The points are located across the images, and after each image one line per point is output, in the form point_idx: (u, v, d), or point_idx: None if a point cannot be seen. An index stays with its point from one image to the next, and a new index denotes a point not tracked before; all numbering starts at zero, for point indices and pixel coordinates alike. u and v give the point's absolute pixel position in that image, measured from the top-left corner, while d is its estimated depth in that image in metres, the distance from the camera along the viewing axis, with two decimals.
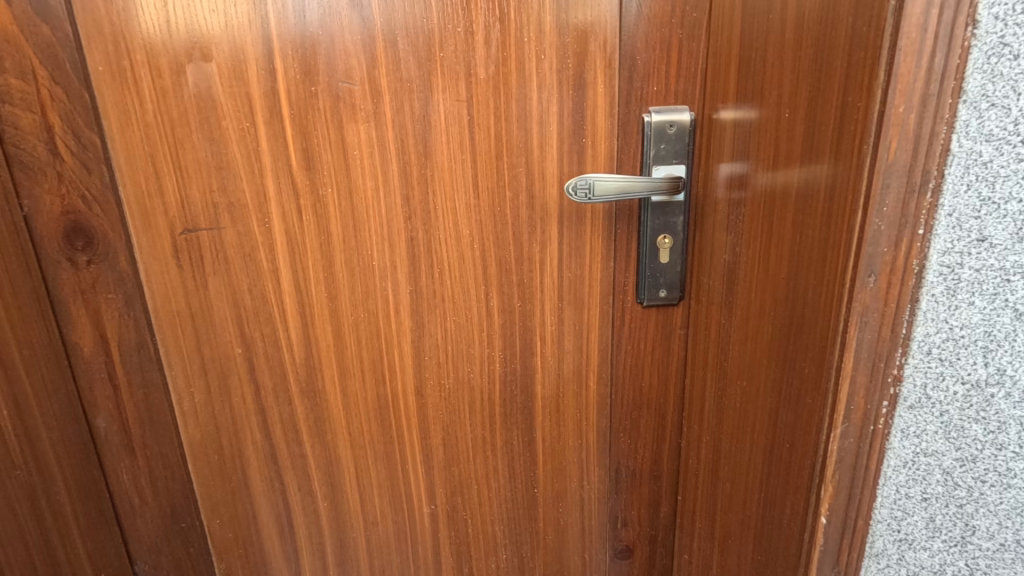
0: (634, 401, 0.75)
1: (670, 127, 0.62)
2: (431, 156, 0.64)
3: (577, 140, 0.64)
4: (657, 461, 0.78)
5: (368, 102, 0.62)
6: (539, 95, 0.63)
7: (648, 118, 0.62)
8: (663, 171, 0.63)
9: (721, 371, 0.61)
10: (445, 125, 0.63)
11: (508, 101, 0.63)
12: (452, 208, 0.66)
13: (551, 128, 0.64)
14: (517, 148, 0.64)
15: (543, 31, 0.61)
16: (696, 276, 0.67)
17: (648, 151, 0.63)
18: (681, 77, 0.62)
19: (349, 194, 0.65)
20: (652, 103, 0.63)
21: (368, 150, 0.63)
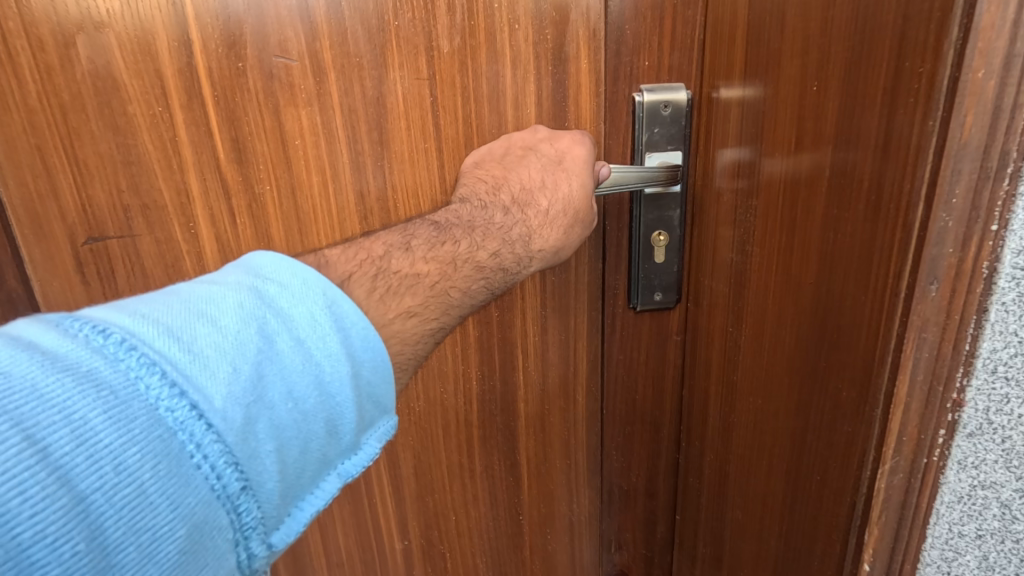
0: (628, 416, 0.67)
1: (665, 107, 0.54)
2: (387, 145, 0.54)
3: (558, 124, 0.56)
4: (653, 480, 0.70)
5: (309, 81, 0.51)
6: (513, 72, 0.54)
7: (640, 98, 0.54)
8: (657, 160, 0.56)
9: (729, 385, 0.54)
10: (403, 109, 0.53)
11: (477, 80, 0.53)
12: (415, 206, 0.56)
13: (528, 110, 0.55)
14: (489, 134, 0.55)
15: None
16: (693, 277, 0.59)
17: (639, 136, 0.55)
18: (677, 49, 0.54)
19: (292, 191, 0.54)
20: (643, 79, 0.54)
21: (312, 139, 0.53)
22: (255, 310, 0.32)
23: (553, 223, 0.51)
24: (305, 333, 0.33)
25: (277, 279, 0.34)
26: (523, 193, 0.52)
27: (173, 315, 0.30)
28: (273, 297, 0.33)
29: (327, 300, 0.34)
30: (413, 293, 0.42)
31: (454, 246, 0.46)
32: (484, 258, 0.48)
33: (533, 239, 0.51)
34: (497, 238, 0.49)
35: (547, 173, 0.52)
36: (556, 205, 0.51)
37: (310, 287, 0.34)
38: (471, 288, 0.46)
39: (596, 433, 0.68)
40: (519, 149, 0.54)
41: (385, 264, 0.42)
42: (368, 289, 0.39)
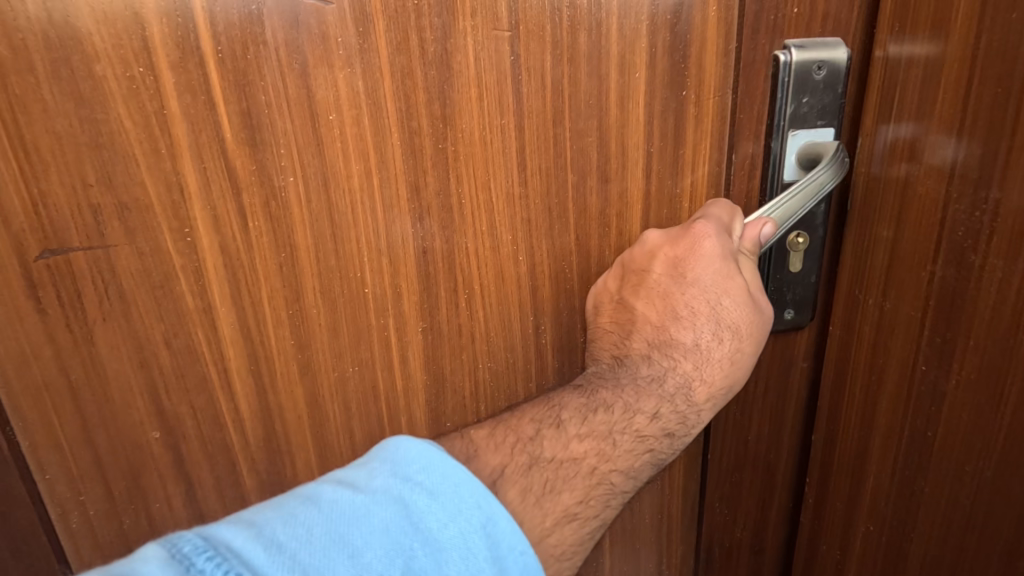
0: (737, 461, 0.54)
1: (819, 69, 0.41)
2: (453, 121, 0.41)
3: (674, 94, 0.43)
4: (760, 534, 0.57)
5: (350, 31, 0.38)
6: (621, 22, 0.40)
7: (787, 57, 0.41)
8: (802, 140, 0.43)
9: (917, 441, 0.41)
10: (475, 71, 0.40)
11: (573, 33, 0.40)
12: (485, 203, 0.43)
13: (636, 75, 0.42)
14: (585, 106, 0.42)
15: None
16: (849, 285, 0.45)
17: (782, 109, 0.42)
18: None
19: (323, 184, 0.41)
20: (788, 33, 0.41)
21: (353, 112, 0.39)
22: (403, 541, 0.31)
23: (710, 360, 0.42)
24: (454, 569, 0.31)
25: (424, 488, 0.34)
26: (658, 333, 0.44)
27: (313, 555, 0.30)
28: (421, 516, 0.33)
29: (482, 517, 0.33)
30: (570, 488, 0.39)
31: (608, 414, 0.41)
32: (644, 425, 0.42)
33: (694, 387, 0.42)
34: (653, 395, 0.42)
35: (678, 298, 0.43)
36: (703, 335, 0.42)
37: (462, 495, 0.34)
38: (634, 467, 0.41)
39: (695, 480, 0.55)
40: (635, 273, 0.45)
41: (537, 450, 0.40)
42: (522, 487, 0.38)
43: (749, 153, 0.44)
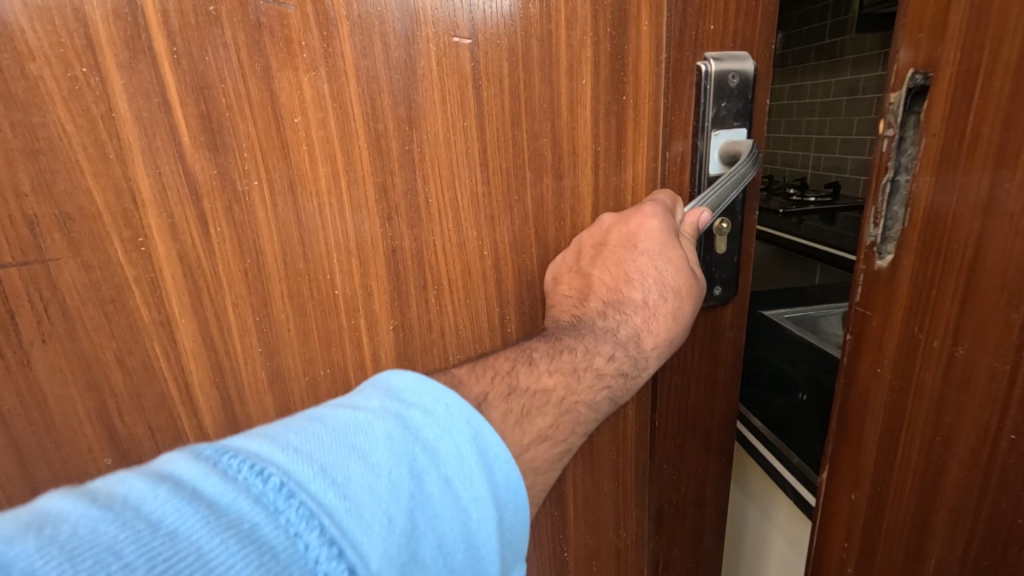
0: (680, 425, 0.61)
1: (733, 77, 0.48)
2: (418, 123, 0.42)
3: (615, 99, 0.48)
4: (701, 488, 0.65)
5: (314, 36, 0.38)
6: (568, 34, 0.45)
7: (707, 67, 0.48)
8: (723, 138, 0.50)
9: (1003, 504, 0.35)
10: (437, 76, 0.42)
11: (526, 42, 0.44)
12: (451, 201, 0.45)
13: (582, 82, 0.46)
14: (539, 110, 0.46)
15: None
16: (907, 321, 0.38)
17: (705, 112, 0.49)
18: (742, 14, 0.48)
19: (290, 188, 0.40)
20: (707, 47, 0.48)
21: (319, 116, 0.40)
22: (405, 446, 0.33)
23: (657, 314, 0.48)
24: (452, 471, 0.34)
25: (419, 406, 0.35)
26: (612, 292, 0.49)
27: (326, 452, 0.31)
28: (420, 428, 0.35)
29: (472, 430, 0.36)
30: (543, 415, 0.43)
31: (572, 355, 0.46)
32: (602, 365, 0.47)
33: (642, 336, 0.48)
34: (609, 342, 0.48)
35: (630, 266, 0.48)
36: (652, 293, 0.48)
37: (453, 411, 0.36)
38: (596, 400, 0.47)
39: (646, 448, 0.61)
40: (591, 246, 0.50)
41: (514, 381, 0.44)
42: (504, 411, 0.41)
43: (680, 152, 0.50)
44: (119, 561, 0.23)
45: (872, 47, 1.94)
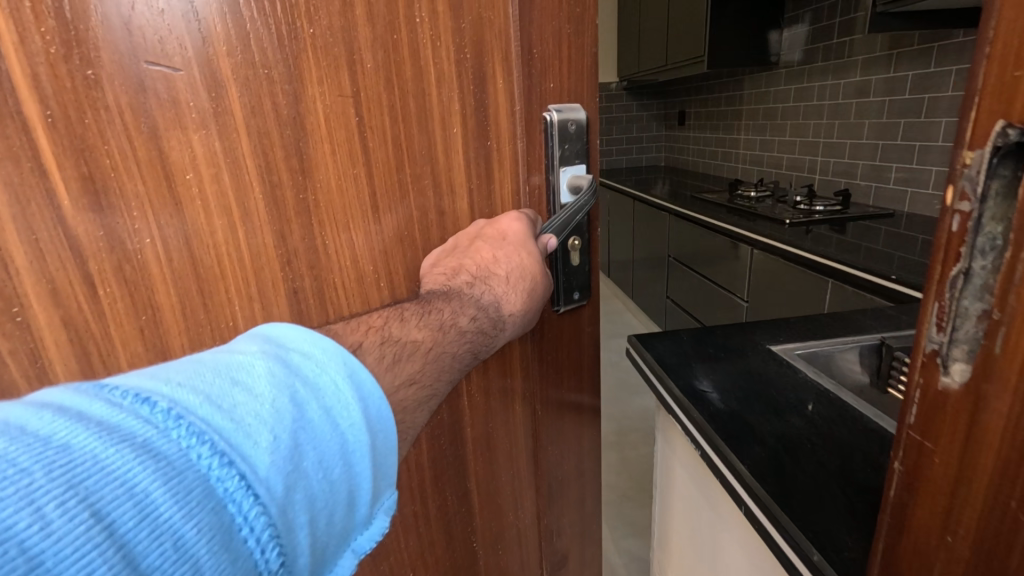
0: (557, 408, 0.72)
1: (571, 125, 0.61)
2: (310, 174, 0.46)
3: (482, 143, 0.56)
4: (576, 457, 0.78)
5: (202, 97, 0.40)
6: (439, 91, 0.52)
7: (551, 117, 0.59)
8: (568, 173, 0.62)
9: None
10: (325, 130, 0.46)
11: (404, 99, 0.50)
12: (347, 242, 0.49)
13: (454, 131, 0.54)
14: (419, 156, 0.52)
15: (435, 9, 0.49)
16: (989, 465, 0.27)
17: (553, 152, 0.60)
18: (573, 75, 0.61)
19: (185, 243, 0.41)
20: (549, 101, 0.59)
21: (211, 171, 0.41)
22: (286, 380, 0.36)
23: (515, 289, 0.55)
24: (332, 402, 0.37)
25: (298, 351, 0.38)
26: (480, 267, 0.54)
27: (210, 383, 0.33)
28: (299, 366, 0.37)
29: (349, 371, 0.39)
30: (412, 363, 0.46)
31: (439, 313, 0.50)
32: (465, 324, 0.51)
33: (501, 304, 0.54)
34: (473, 305, 0.52)
35: (498, 252, 0.55)
36: (514, 273, 0.55)
37: (332, 355, 0.39)
38: (457, 352, 0.50)
39: (534, 436, 0.71)
40: (466, 239, 0.56)
41: (388, 332, 0.46)
42: (378, 357, 0.44)
43: (537, 185, 0.61)
44: (10, 467, 0.24)
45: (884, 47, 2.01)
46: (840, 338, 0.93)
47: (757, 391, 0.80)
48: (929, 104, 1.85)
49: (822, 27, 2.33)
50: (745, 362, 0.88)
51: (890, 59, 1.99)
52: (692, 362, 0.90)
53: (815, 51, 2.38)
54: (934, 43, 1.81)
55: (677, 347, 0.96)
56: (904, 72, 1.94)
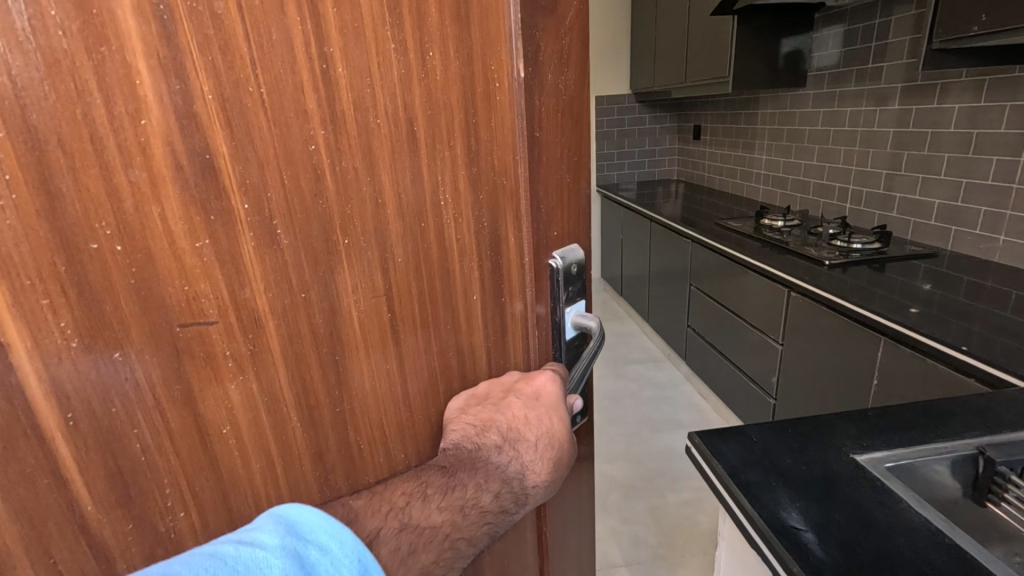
0: (560, 512, 0.79)
1: (573, 267, 0.66)
2: (345, 378, 0.48)
3: (495, 294, 0.59)
4: (573, 551, 0.85)
5: (239, 342, 0.41)
6: (461, 264, 0.55)
7: (556, 264, 0.64)
8: (571, 312, 0.68)
9: None
10: (361, 332, 0.48)
11: (432, 285, 0.52)
12: (381, 426, 0.52)
13: (474, 298, 0.57)
14: (444, 328, 0.55)
15: (458, 189, 0.52)
16: None
17: (560, 295, 0.65)
18: (571, 220, 0.67)
19: (220, 496, 0.42)
20: (553, 247, 0.64)
21: (247, 416, 0.42)
22: None
23: (540, 458, 0.60)
24: None
25: (316, 544, 0.42)
26: (510, 430, 0.58)
27: None
28: (314, 564, 0.41)
29: (361, 566, 0.43)
30: (426, 552, 0.52)
31: (463, 491, 0.55)
32: (486, 500, 0.57)
33: (526, 475, 0.59)
34: (498, 479, 0.57)
35: (530, 411, 0.60)
36: (541, 439, 0.60)
37: (347, 550, 0.43)
38: (474, 534, 0.55)
39: (539, 541, 0.76)
40: (499, 391, 0.61)
41: (406, 516, 0.52)
42: (392, 548, 0.50)
43: (545, 323, 0.66)
44: None
45: (910, 78, 2.12)
46: (934, 447, 0.89)
47: (852, 533, 0.72)
48: (978, 140, 1.85)
49: (858, 50, 2.40)
50: (830, 485, 0.81)
51: (937, 89, 1.99)
52: (774, 485, 0.82)
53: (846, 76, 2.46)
54: (985, 77, 1.81)
55: (747, 460, 0.88)
56: (950, 104, 1.94)
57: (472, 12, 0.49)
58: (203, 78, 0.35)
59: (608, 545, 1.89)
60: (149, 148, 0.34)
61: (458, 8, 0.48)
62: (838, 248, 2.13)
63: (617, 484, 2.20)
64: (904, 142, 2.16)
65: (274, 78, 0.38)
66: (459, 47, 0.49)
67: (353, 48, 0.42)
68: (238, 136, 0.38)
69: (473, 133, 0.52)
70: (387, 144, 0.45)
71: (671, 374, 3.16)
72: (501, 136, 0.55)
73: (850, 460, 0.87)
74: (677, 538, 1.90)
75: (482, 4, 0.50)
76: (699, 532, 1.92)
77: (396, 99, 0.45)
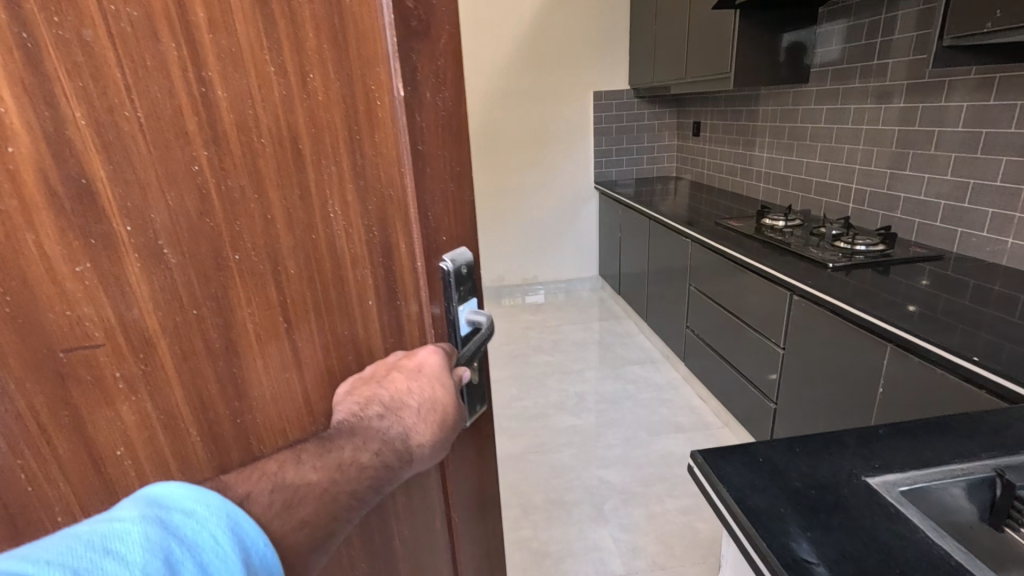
0: (475, 498, 0.84)
1: (462, 267, 0.66)
2: (243, 387, 0.51)
3: (392, 308, 0.61)
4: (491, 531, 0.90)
5: (129, 363, 0.44)
6: (354, 274, 0.56)
7: (448, 266, 0.64)
8: (464, 312, 0.67)
9: None
10: (256, 345, 0.51)
11: (326, 294, 0.54)
12: (278, 429, 0.55)
13: (370, 302, 0.58)
14: (343, 334, 0.57)
15: (348, 203, 0.53)
16: None
17: (454, 298, 0.65)
18: (462, 224, 0.67)
19: (108, 492, 0.46)
20: (444, 251, 0.64)
21: (140, 425, 0.46)
22: (161, 543, 0.41)
23: (422, 421, 0.60)
24: (209, 557, 0.43)
25: (180, 509, 0.44)
26: (392, 399, 0.59)
27: (81, 558, 0.38)
28: (179, 525, 0.43)
29: (232, 520, 0.45)
30: (306, 507, 0.51)
31: (339, 451, 0.54)
32: (366, 459, 0.55)
33: (409, 437, 0.59)
34: (378, 440, 0.57)
35: (412, 382, 0.60)
36: (425, 405, 0.60)
37: (214, 511, 0.44)
38: (355, 489, 0.54)
39: (454, 528, 0.80)
40: (383, 368, 0.60)
41: (280, 478, 0.50)
42: (266, 504, 0.49)
43: (440, 324, 0.66)
44: None
45: (918, 75, 2.06)
46: (949, 469, 0.85)
47: (865, 567, 0.69)
48: (987, 139, 1.80)
49: (862, 47, 2.34)
50: (843, 514, 0.78)
51: (944, 87, 1.94)
52: (784, 513, 0.78)
53: (851, 73, 2.41)
54: (997, 73, 1.75)
55: (755, 486, 0.84)
56: (959, 103, 1.89)
57: (349, 38, 0.49)
58: (75, 104, 0.37)
59: (607, 554, 1.85)
60: (19, 177, 0.36)
61: (333, 31, 0.48)
62: (843, 249, 2.08)
63: (616, 490, 2.16)
64: (909, 141, 2.11)
65: (150, 102, 0.40)
66: (340, 67, 0.49)
67: (230, 70, 0.43)
68: (116, 158, 0.40)
69: (359, 145, 0.53)
70: (272, 161, 0.47)
71: (666, 374, 3.12)
72: (385, 149, 0.55)
73: (863, 484, 0.83)
74: (676, 547, 1.86)
75: (357, 28, 0.50)
76: (700, 541, 1.88)
77: (278, 116, 0.47)
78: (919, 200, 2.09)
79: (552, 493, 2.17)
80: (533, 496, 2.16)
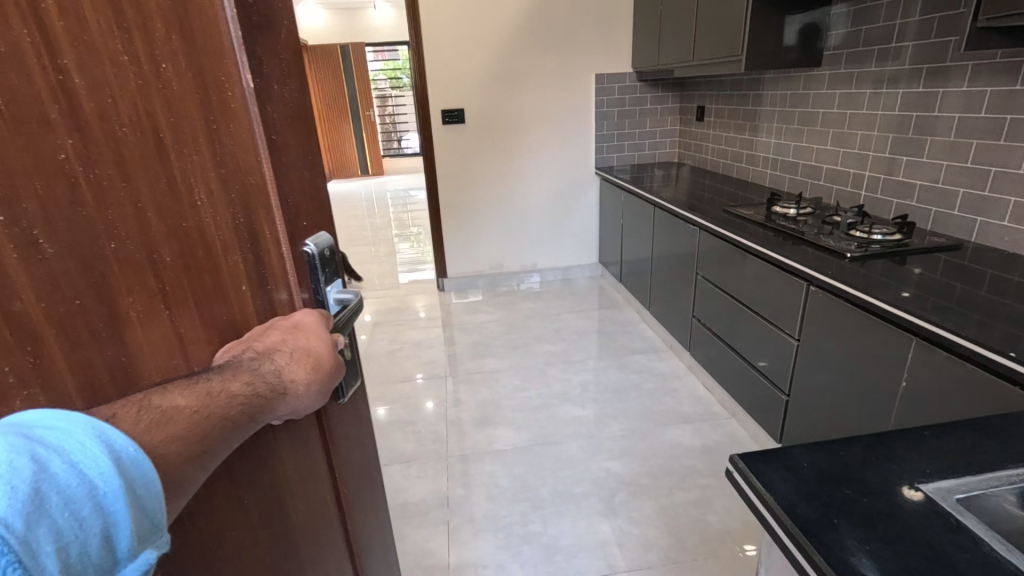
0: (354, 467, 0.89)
1: (325, 251, 0.74)
2: (132, 371, 0.51)
3: (264, 294, 0.66)
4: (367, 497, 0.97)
5: (18, 355, 0.43)
6: (227, 259, 0.61)
7: (311, 250, 0.72)
8: (332, 294, 0.76)
9: None
10: (139, 326, 0.52)
11: (200, 278, 0.58)
12: None
13: (244, 289, 0.63)
14: (219, 311, 0.60)
15: (212, 189, 0.58)
16: None
17: (320, 280, 0.73)
18: (316, 211, 0.75)
19: None
20: (304, 236, 0.71)
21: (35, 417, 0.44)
22: (25, 447, 0.39)
23: (295, 360, 0.60)
24: (79, 458, 0.40)
25: (42, 424, 0.41)
26: (263, 347, 0.59)
27: None
28: (43, 435, 0.40)
29: (98, 432, 0.42)
30: (176, 424, 0.47)
31: (208, 381, 0.52)
32: (237, 388, 0.53)
33: (283, 371, 0.58)
34: (249, 372, 0.55)
35: (287, 335, 0.62)
36: (298, 350, 0.61)
37: (80, 423, 0.42)
38: (228, 411, 0.51)
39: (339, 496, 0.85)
40: (258, 332, 0.63)
41: (149, 399, 0.47)
42: (134, 422, 0.45)
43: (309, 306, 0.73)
44: None
45: (935, 58, 2.00)
46: (997, 474, 0.81)
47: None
48: (1011, 126, 1.75)
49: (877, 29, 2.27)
50: (894, 522, 0.73)
51: (965, 71, 1.88)
52: (836, 523, 0.74)
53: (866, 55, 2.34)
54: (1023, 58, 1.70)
55: (792, 484, 0.82)
56: (981, 87, 1.83)
57: (194, 29, 0.54)
58: None
59: (613, 549, 1.82)
60: None
61: (181, 25, 0.53)
62: (856, 239, 2.04)
63: (624, 482, 2.13)
64: (926, 126, 2.06)
65: (8, 89, 0.41)
66: (189, 58, 0.54)
67: (84, 59, 0.45)
68: None
69: (216, 138, 0.58)
70: (136, 153, 0.50)
71: (670, 364, 3.10)
72: (240, 140, 0.60)
73: (912, 489, 0.79)
74: (687, 541, 1.84)
75: (201, 20, 0.54)
76: (710, 535, 1.85)
77: (137, 104, 0.49)
78: (937, 188, 2.04)
79: (559, 486, 2.14)
80: (539, 490, 2.12)
